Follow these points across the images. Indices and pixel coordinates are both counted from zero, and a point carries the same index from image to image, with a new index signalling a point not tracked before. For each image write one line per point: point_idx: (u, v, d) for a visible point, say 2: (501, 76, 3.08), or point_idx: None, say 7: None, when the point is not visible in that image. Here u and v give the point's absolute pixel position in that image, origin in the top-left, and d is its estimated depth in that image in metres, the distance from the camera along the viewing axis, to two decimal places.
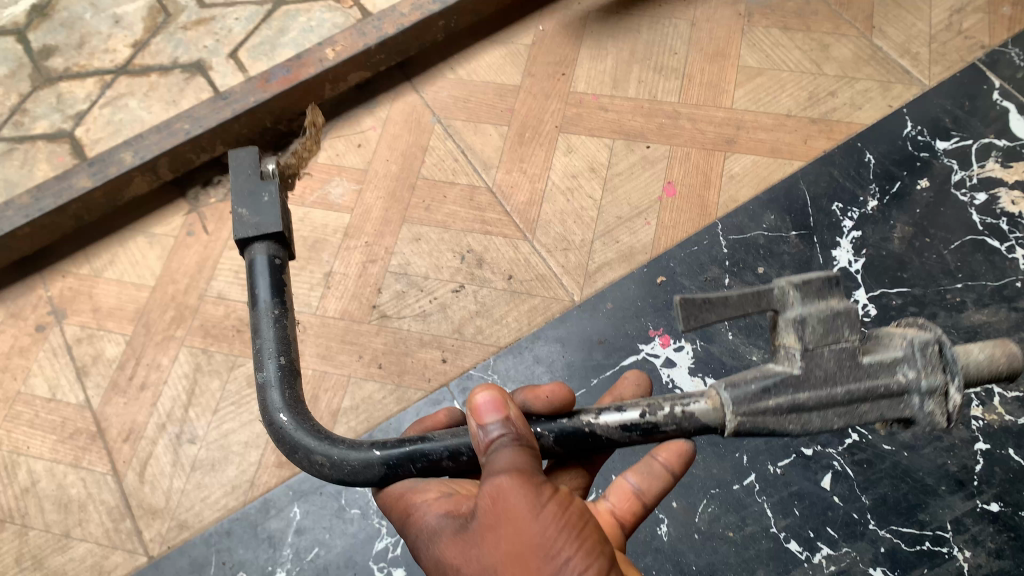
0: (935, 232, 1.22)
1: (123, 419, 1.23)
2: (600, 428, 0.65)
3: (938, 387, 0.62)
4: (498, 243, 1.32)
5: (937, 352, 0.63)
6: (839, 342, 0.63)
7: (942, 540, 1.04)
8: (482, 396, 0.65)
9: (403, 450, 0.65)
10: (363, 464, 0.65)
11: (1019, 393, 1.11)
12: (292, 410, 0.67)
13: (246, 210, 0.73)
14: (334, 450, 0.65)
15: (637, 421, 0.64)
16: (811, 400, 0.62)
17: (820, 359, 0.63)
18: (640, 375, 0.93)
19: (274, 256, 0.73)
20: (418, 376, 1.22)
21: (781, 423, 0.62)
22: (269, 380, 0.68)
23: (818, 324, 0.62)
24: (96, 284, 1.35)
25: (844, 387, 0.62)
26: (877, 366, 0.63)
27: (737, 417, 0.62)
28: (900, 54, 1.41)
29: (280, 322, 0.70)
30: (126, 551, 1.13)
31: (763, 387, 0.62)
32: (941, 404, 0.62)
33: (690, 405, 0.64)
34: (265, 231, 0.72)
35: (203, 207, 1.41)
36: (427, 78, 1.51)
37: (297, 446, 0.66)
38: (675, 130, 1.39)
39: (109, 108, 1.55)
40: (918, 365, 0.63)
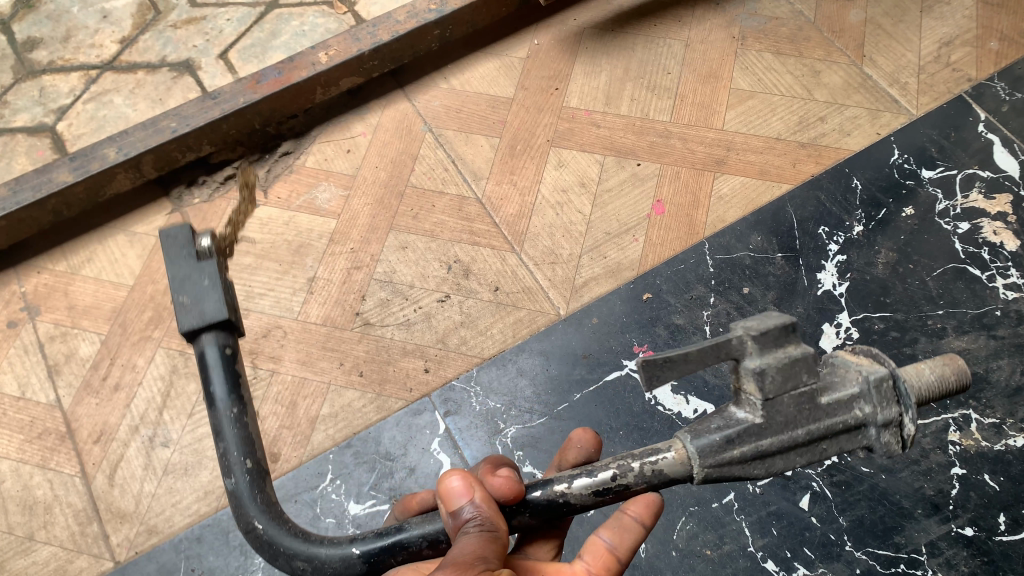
0: (917, 259, 1.23)
1: (94, 420, 1.20)
2: (573, 496, 0.63)
3: (892, 419, 0.62)
4: (485, 254, 1.31)
5: (891, 387, 0.62)
6: (797, 387, 0.62)
7: (916, 563, 1.03)
8: (452, 480, 0.67)
9: (381, 544, 0.64)
10: (343, 564, 0.64)
11: (995, 419, 1.11)
12: (267, 514, 0.64)
13: (188, 299, 0.65)
14: (313, 551, 0.64)
15: (608, 484, 0.62)
16: (773, 446, 0.61)
17: (780, 405, 0.61)
18: (587, 431, 0.85)
19: (223, 344, 0.66)
20: (399, 386, 1.20)
21: (746, 469, 0.62)
22: (237, 489, 0.64)
23: (778, 372, 0.61)
24: (73, 281, 1.32)
25: (805, 428, 0.62)
26: (835, 404, 0.62)
27: (704, 469, 0.61)
28: (889, 84, 1.43)
29: (240, 421, 0.65)
30: (91, 556, 1.10)
31: (729, 438, 0.61)
32: (897, 434, 0.62)
33: (656, 461, 0.62)
34: (209, 321, 0.65)
35: (187, 207, 1.38)
36: (420, 86, 1.50)
37: (278, 553, 0.64)
38: (666, 149, 1.39)
39: (93, 103, 1.53)
40: (874, 400, 0.62)
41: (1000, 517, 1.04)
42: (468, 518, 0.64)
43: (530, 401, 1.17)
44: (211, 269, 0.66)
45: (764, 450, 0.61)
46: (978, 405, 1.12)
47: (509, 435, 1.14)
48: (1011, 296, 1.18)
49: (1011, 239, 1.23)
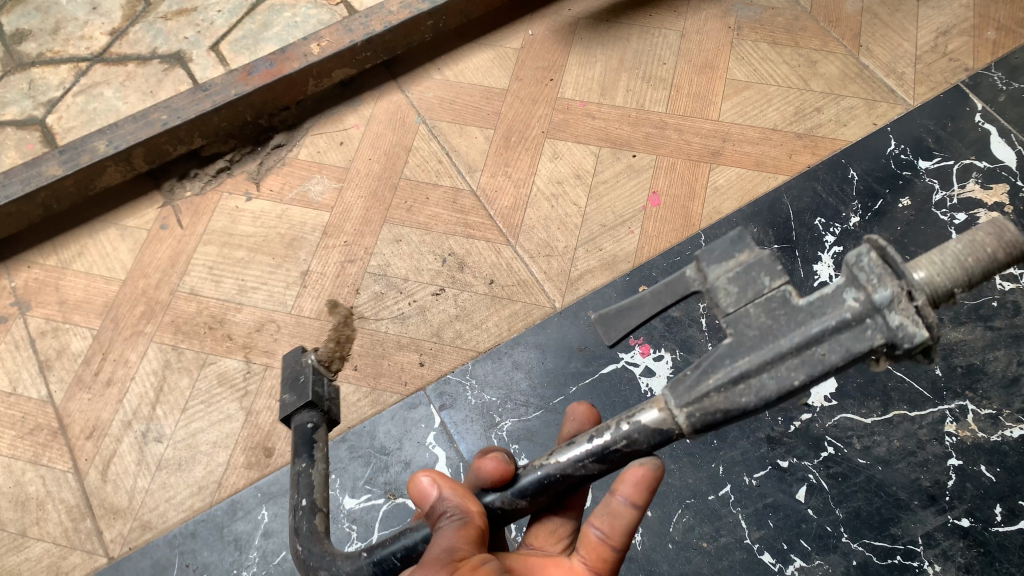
0: (914, 250, 1.23)
1: (87, 415, 1.19)
2: (552, 467, 0.65)
3: (891, 295, 0.54)
4: (480, 247, 1.30)
5: (877, 260, 0.56)
6: (762, 295, 0.59)
7: (913, 555, 1.03)
8: (422, 481, 0.71)
9: (383, 549, 0.68)
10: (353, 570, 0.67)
11: (992, 410, 1.10)
12: (305, 540, 0.73)
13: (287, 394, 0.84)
14: (333, 565, 0.69)
15: (587, 449, 0.63)
16: (751, 362, 0.57)
17: (748, 319, 0.59)
18: (581, 405, 0.85)
19: (308, 419, 0.81)
20: (394, 379, 1.19)
21: (733, 399, 0.57)
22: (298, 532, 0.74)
23: (730, 284, 0.61)
24: (64, 276, 1.31)
25: (785, 335, 0.57)
26: (820, 302, 0.57)
27: (682, 408, 0.59)
28: (886, 74, 1.42)
29: (306, 476, 0.77)
30: (85, 552, 1.09)
31: (698, 368, 0.59)
32: (908, 316, 0.54)
33: (635, 417, 0.62)
34: (297, 402, 0.83)
35: (178, 201, 1.37)
36: (413, 78, 1.49)
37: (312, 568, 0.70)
38: (661, 140, 1.38)
39: (83, 96, 1.52)
40: (862, 285, 0.56)
41: (996, 508, 1.04)
42: (438, 513, 0.67)
43: (526, 394, 1.16)
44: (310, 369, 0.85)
45: (743, 368, 0.57)
46: (975, 396, 1.11)
47: (504, 428, 1.14)
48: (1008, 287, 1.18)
49: None
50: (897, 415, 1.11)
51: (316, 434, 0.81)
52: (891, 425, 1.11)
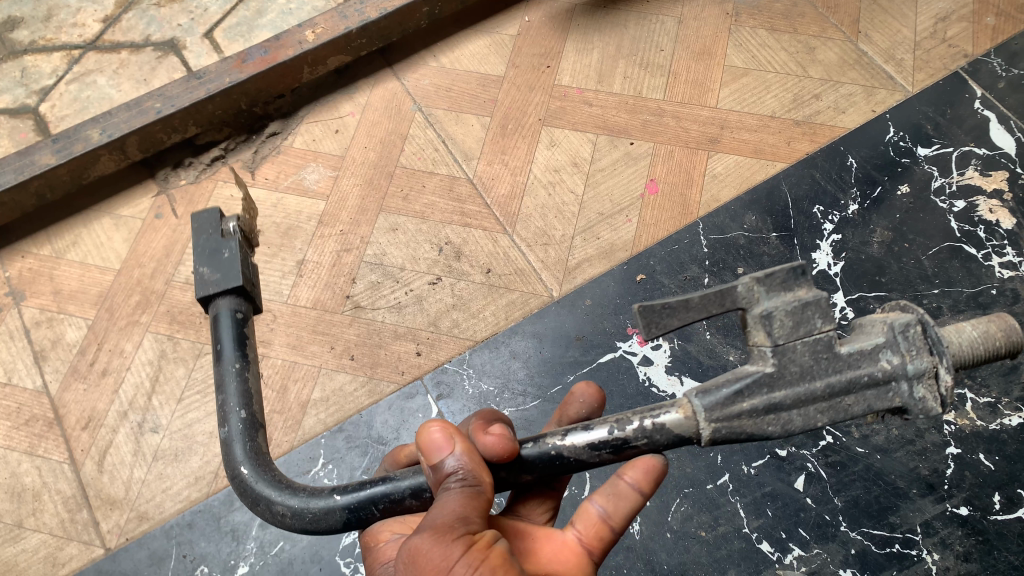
0: (913, 238, 1.22)
1: (83, 406, 1.18)
2: (567, 449, 0.62)
3: (925, 370, 0.60)
4: (477, 236, 1.29)
5: (920, 333, 0.61)
6: (812, 334, 0.61)
7: (911, 543, 1.03)
8: (432, 431, 0.65)
9: (363, 494, 0.64)
10: (325, 511, 0.64)
11: (990, 398, 1.10)
12: (253, 461, 0.68)
13: (208, 270, 0.76)
14: (295, 500, 0.66)
15: (605, 438, 0.62)
16: (788, 398, 0.60)
17: (793, 354, 0.61)
18: (590, 386, 0.84)
19: (236, 310, 0.76)
20: (391, 369, 1.19)
21: (759, 424, 0.60)
22: (232, 434, 0.70)
23: (786, 317, 0.61)
24: (58, 266, 1.30)
25: (823, 380, 0.60)
26: (857, 355, 0.61)
27: (711, 424, 0.60)
28: (885, 60, 1.41)
29: (242, 375, 0.72)
30: (82, 543, 1.09)
31: (737, 390, 0.60)
32: (931, 389, 0.60)
33: (658, 418, 0.62)
34: (225, 287, 0.75)
35: (172, 189, 1.36)
36: (408, 66, 1.47)
37: (259, 497, 0.67)
38: (659, 127, 1.37)
39: (76, 84, 1.50)
40: (901, 350, 0.61)
41: (995, 496, 1.04)
42: (450, 474, 0.63)
43: (524, 384, 1.16)
44: (236, 247, 0.78)
45: (779, 402, 0.60)
46: (973, 384, 1.11)
47: None
48: (1007, 274, 1.17)
49: (1007, 217, 1.22)
50: None
51: (242, 323, 0.76)
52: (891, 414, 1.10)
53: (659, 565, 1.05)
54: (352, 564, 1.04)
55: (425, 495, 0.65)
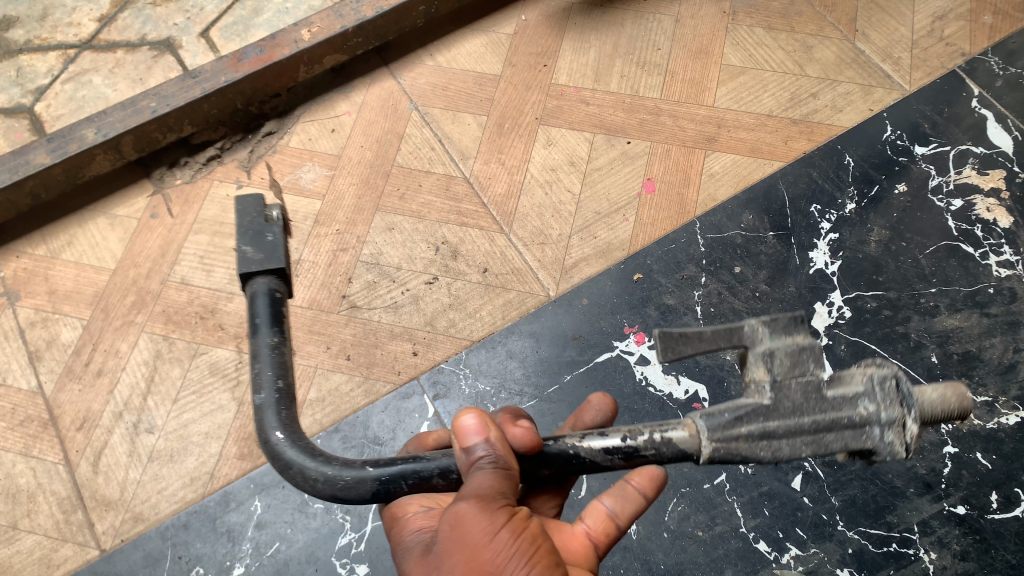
0: (910, 236, 1.22)
1: (78, 406, 1.18)
2: (584, 450, 0.62)
3: (897, 419, 0.60)
4: (474, 235, 1.29)
5: (895, 387, 0.61)
6: (804, 375, 0.61)
7: (909, 543, 1.03)
8: (467, 417, 0.64)
9: (396, 467, 0.60)
10: (356, 480, 0.60)
11: (987, 397, 1.10)
12: (288, 430, 0.62)
13: (249, 246, 0.68)
14: (326, 466, 0.60)
15: (618, 444, 0.61)
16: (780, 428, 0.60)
17: (788, 390, 0.61)
18: (605, 395, 0.84)
19: (275, 288, 0.68)
20: (387, 369, 1.19)
21: (753, 449, 0.60)
22: (264, 403, 0.63)
23: (786, 356, 0.61)
24: (53, 266, 1.29)
25: (811, 416, 0.60)
26: (840, 399, 0.61)
27: (712, 442, 0.60)
28: (882, 59, 1.41)
29: (278, 350, 0.66)
30: (76, 544, 1.09)
31: (736, 415, 0.60)
32: (900, 436, 0.60)
33: (667, 432, 0.61)
34: (268, 264, 0.68)
35: (169, 188, 1.35)
36: (405, 64, 1.47)
37: (288, 464, 0.61)
38: (656, 126, 1.37)
39: (72, 84, 1.50)
40: (877, 399, 0.60)
41: (992, 495, 1.04)
42: (481, 460, 0.62)
43: (520, 383, 1.16)
44: (278, 229, 0.70)
45: (770, 429, 0.60)
46: (970, 382, 1.11)
47: None
48: (1004, 273, 1.18)
49: (1004, 216, 1.22)
50: None
51: (279, 302, 0.69)
52: None
53: (656, 565, 1.04)
54: (348, 564, 1.04)
55: (453, 476, 0.63)
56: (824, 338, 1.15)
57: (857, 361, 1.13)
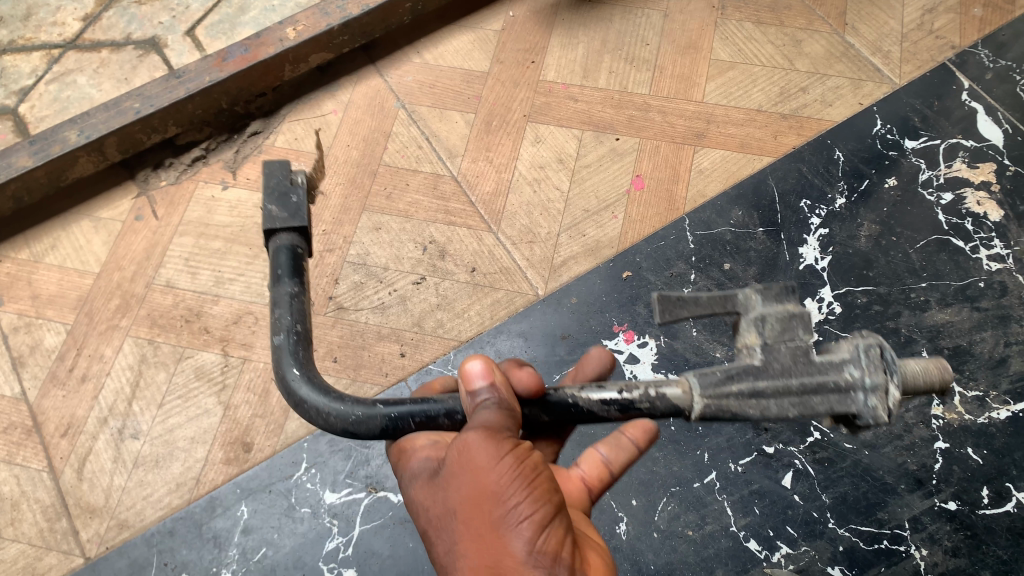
0: (900, 231, 1.21)
1: (61, 413, 1.17)
2: (583, 401, 0.64)
3: (880, 385, 0.60)
4: (462, 234, 1.28)
5: (879, 354, 0.61)
6: (794, 340, 0.62)
7: (900, 539, 1.03)
8: (472, 361, 0.66)
9: (407, 407, 0.64)
10: (366, 417, 0.63)
11: (978, 392, 1.10)
12: (306, 369, 0.64)
13: (274, 205, 0.69)
14: (339, 404, 0.63)
15: (614, 396, 0.63)
16: (769, 388, 0.61)
17: (777, 353, 0.62)
18: (604, 349, 0.87)
19: (297, 245, 0.70)
20: (375, 370, 1.18)
21: (739, 404, 0.61)
22: (283, 346, 0.65)
23: (774, 321, 0.62)
24: (37, 270, 1.28)
25: (798, 378, 0.61)
26: (827, 363, 0.61)
27: (704, 398, 0.61)
28: (872, 52, 1.40)
29: (299, 301, 0.68)
30: (61, 552, 1.08)
31: (727, 373, 0.61)
32: (884, 400, 0.60)
33: (660, 388, 0.62)
34: (291, 223, 0.69)
35: (153, 190, 1.34)
36: (391, 61, 1.45)
37: (304, 401, 0.63)
38: (645, 122, 1.36)
39: (56, 84, 1.48)
40: (862, 364, 0.61)
41: (983, 490, 1.04)
42: (486, 404, 0.64)
43: None
44: (303, 189, 0.71)
45: (759, 388, 0.61)
46: (961, 377, 1.11)
47: None
48: (994, 267, 1.17)
49: (994, 209, 1.22)
50: None
51: (300, 257, 0.70)
52: None
53: (646, 565, 1.04)
54: (335, 569, 1.03)
55: (458, 416, 0.66)
56: (814, 335, 1.14)
57: None
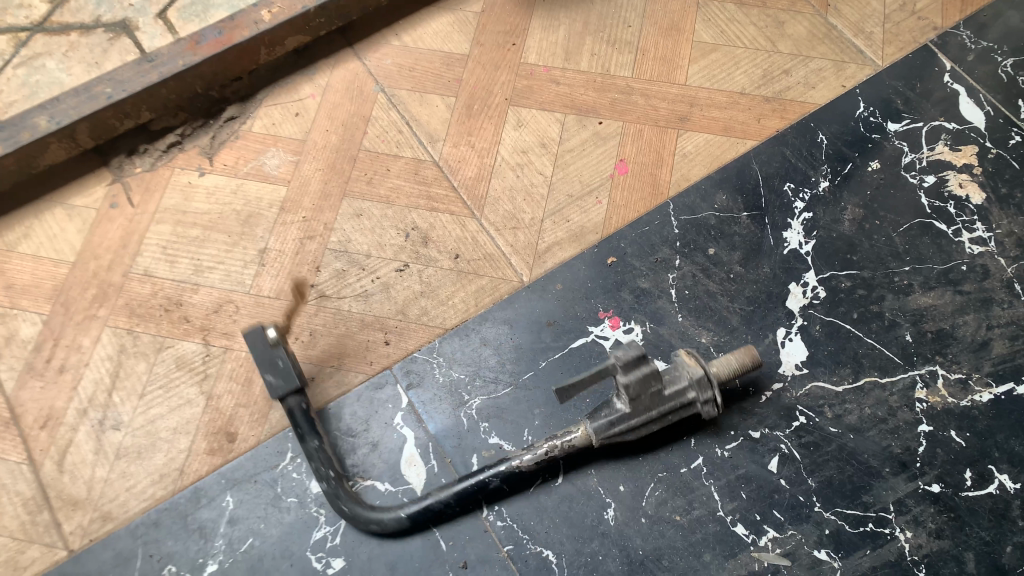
0: (883, 215, 1.22)
1: (41, 404, 1.15)
2: (524, 464, 1.04)
3: (709, 398, 1.02)
4: (445, 220, 1.26)
5: (706, 378, 1.03)
6: (654, 388, 1.00)
7: (884, 522, 1.03)
8: None
9: (418, 506, 1.04)
10: (397, 519, 1.03)
11: (961, 375, 1.11)
12: (347, 498, 1.04)
13: (273, 378, 1.05)
14: (379, 515, 1.03)
15: (542, 456, 1.04)
16: (638, 422, 1.02)
17: (640, 400, 1.00)
18: None
19: (301, 401, 1.07)
20: (359, 359, 1.17)
21: (624, 435, 1.03)
22: (329, 491, 1.04)
23: (641, 381, 0.98)
24: (9, 259, 1.24)
25: (657, 409, 1.02)
26: (674, 393, 1.02)
27: (599, 439, 1.02)
28: (854, 34, 1.39)
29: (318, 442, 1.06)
30: (44, 545, 1.07)
31: (609, 421, 1.02)
32: (711, 405, 1.03)
33: (570, 439, 1.03)
34: (291, 387, 1.06)
35: (128, 177, 1.30)
36: (369, 44, 1.42)
37: (360, 514, 1.03)
38: (628, 106, 1.35)
39: (24, 69, 1.44)
40: (696, 388, 1.02)
41: (966, 473, 1.05)
42: None
43: (495, 371, 1.15)
44: (279, 348, 1.06)
45: (633, 426, 1.02)
46: (944, 360, 1.11)
47: (473, 406, 1.13)
48: (976, 250, 1.18)
49: (976, 192, 1.22)
50: (868, 383, 1.11)
51: (307, 410, 1.08)
52: (862, 393, 1.10)
53: (634, 551, 1.04)
54: (323, 558, 1.05)
55: None
56: (799, 319, 1.15)
57: (832, 341, 1.14)
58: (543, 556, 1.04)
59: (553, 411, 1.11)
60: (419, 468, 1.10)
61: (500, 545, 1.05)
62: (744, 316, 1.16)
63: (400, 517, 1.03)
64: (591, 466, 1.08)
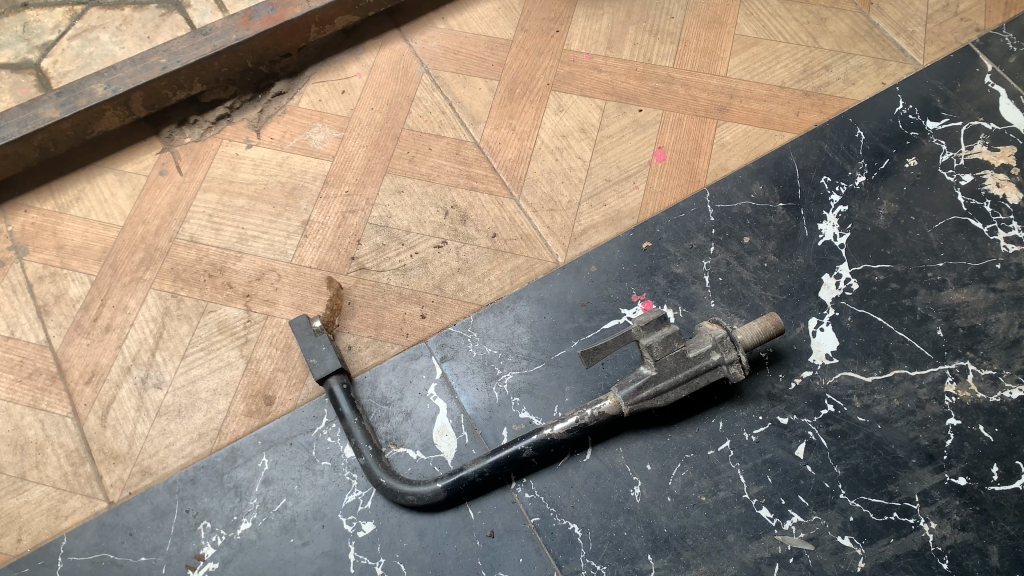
0: (919, 210, 1.22)
1: (85, 360, 1.19)
2: (555, 433, 1.05)
3: (734, 359, 1.05)
4: (483, 200, 1.28)
5: (729, 340, 1.05)
6: (674, 348, 1.04)
7: (909, 512, 1.04)
8: None
9: (453, 479, 1.05)
10: (432, 492, 1.05)
11: (991, 371, 1.11)
12: (386, 472, 1.07)
13: (315, 360, 1.10)
14: (414, 489, 1.05)
15: (572, 424, 1.05)
16: (665, 384, 1.04)
17: (664, 361, 1.04)
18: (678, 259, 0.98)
19: (342, 381, 1.11)
20: (396, 331, 1.19)
21: (653, 402, 1.05)
22: (368, 461, 1.07)
23: (660, 342, 1.03)
24: (61, 221, 1.29)
25: (683, 371, 1.04)
26: (699, 355, 1.05)
27: (629, 405, 1.04)
28: (896, 33, 1.39)
29: (361, 422, 1.10)
30: (84, 496, 1.11)
31: (637, 386, 1.04)
32: (737, 367, 1.05)
33: (599, 408, 1.05)
34: (330, 370, 1.10)
35: (177, 146, 1.35)
36: (416, 26, 1.45)
37: (397, 492, 1.05)
38: (667, 95, 1.36)
39: (79, 40, 1.48)
40: (720, 349, 1.05)
41: (992, 467, 1.05)
42: None
43: (527, 347, 1.17)
44: (322, 332, 1.12)
45: (661, 389, 1.04)
46: (975, 356, 1.12)
47: (506, 381, 1.15)
48: (1012, 249, 1.18)
49: (1013, 192, 1.22)
50: (898, 375, 1.11)
51: (347, 388, 1.12)
52: (891, 384, 1.11)
53: (659, 528, 1.06)
54: (354, 521, 1.07)
55: None
56: (830, 310, 1.16)
57: (863, 333, 1.14)
58: (569, 529, 1.06)
59: (584, 389, 1.13)
60: (451, 438, 1.12)
61: (527, 516, 1.07)
62: (776, 304, 1.17)
63: (436, 490, 1.05)
64: (619, 444, 1.10)
